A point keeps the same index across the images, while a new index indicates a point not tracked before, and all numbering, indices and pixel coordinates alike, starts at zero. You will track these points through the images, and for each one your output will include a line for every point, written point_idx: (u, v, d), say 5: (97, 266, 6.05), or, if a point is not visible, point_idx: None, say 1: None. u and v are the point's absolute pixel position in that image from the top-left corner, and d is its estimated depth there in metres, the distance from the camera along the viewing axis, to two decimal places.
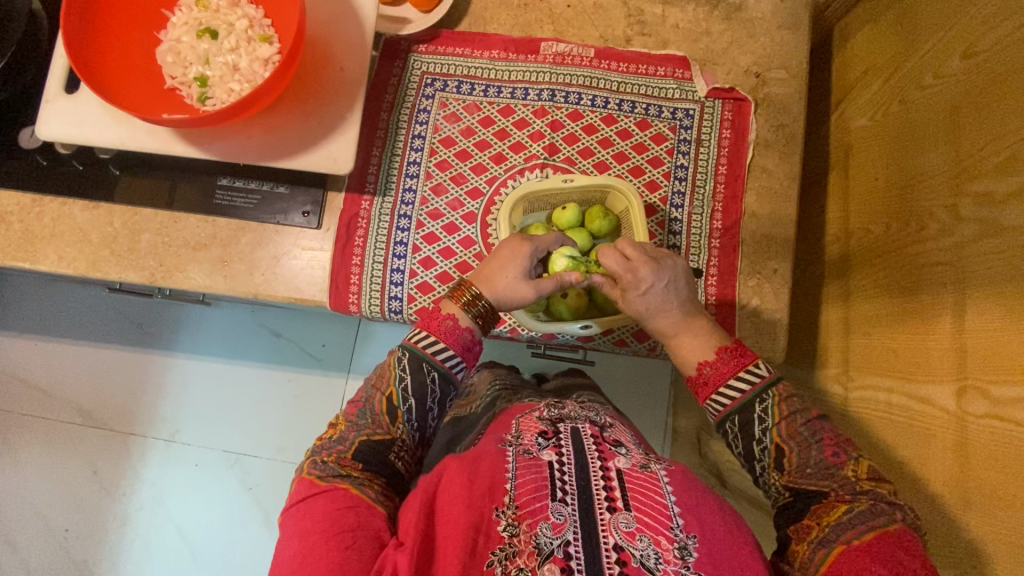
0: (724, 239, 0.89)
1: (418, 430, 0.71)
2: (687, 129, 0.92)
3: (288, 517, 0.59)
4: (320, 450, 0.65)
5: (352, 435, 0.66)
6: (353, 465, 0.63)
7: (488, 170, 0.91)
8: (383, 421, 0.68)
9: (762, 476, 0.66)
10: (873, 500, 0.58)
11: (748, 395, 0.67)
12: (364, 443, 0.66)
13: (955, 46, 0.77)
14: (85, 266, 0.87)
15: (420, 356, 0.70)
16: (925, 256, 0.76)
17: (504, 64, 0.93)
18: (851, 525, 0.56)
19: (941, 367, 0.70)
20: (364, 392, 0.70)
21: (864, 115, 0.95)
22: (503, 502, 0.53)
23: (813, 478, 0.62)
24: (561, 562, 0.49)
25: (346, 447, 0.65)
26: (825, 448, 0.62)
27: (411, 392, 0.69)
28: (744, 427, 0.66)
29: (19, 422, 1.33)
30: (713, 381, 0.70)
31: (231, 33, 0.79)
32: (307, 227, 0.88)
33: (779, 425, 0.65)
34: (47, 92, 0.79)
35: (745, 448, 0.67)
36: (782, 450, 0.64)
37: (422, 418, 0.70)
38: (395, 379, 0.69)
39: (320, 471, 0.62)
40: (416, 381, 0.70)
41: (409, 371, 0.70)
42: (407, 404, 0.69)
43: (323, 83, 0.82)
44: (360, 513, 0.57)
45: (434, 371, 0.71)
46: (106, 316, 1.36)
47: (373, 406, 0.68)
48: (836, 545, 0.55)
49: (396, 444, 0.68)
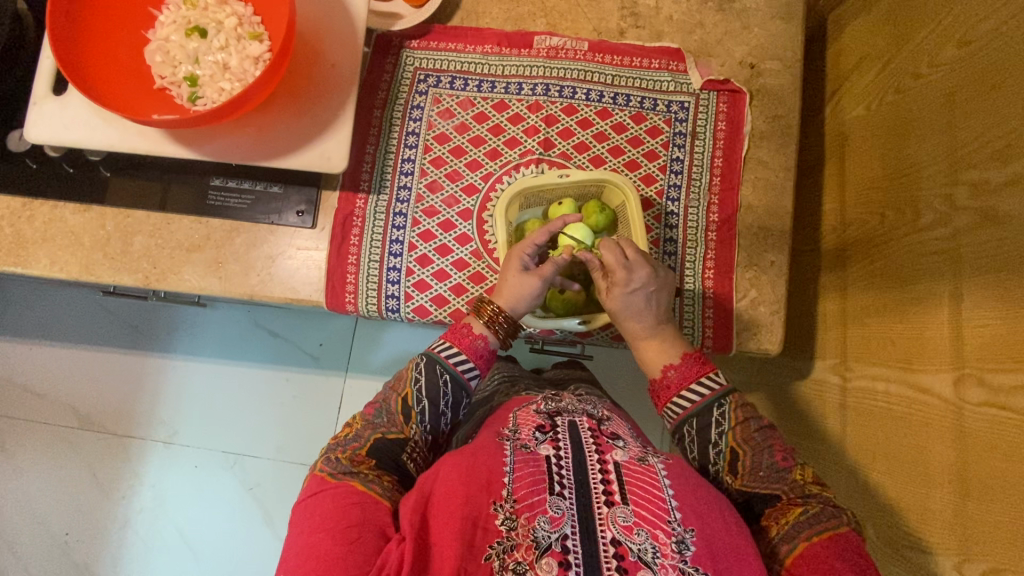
0: (721, 232, 0.89)
1: (432, 433, 0.71)
2: (683, 122, 0.92)
3: (296, 512, 0.59)
4: (335, 446, 0.65)
5: (367, 433, 0.67)
6: (366, 462, 0.63)
7: (482, 166, 0.90)
8: (397, 420, 0.68)
9: (713, 479, 0.67)
10: (822, 504, 0.60)
11: (710, 397, 0.69)
12: (379, 440, 0.66)
13: (952, 33, 0.77)
14: (78, 269, 0.86)
15: (435, 359, 0.71)
16: (921, 244, 0.77)
17: (498, 58, 0.92)
18: (808, 524, 0.58)
19: (938, 355, 0.70)
20: (381, 394, 0.71)
21: (860, 105, 0.95)
22: (501, 496, 0.53)
23: (766, 481, 0.63)
24: (558, 556, 0.49)
25: (361, 444, 0.65)
26: (776, 453, 0.64)
27: (425, 393, 0.70)
28: (701, 432, 0.68)
29: (17, 426, 1.32)
30: (675, 384, 0.71)
31: (220, 31, 0.78)
32: (301, 227, 0.88)
33: (735, 430, 0.66)
34: (34, 93, 0.79)
35: (700, 453, 0.67)
36: (736, 454, 0.66)
37: (435, 421, 0.70)
38: (411, 381, 0.70)
39: (331, 467, 0.62)
40: (430, 384, 0.70)
41: (424, 374, 0.71)
42: (421, 406, 0.69)
43: (315, 81, 0.81)
44: (366, 508, 0.57)
45: (446, 374, 0.71)
46: (101, 319, 1.35)
47: (389, 405, 0.69)
48: (799, 542, 0.57)
49: (409, 445, 0.68)
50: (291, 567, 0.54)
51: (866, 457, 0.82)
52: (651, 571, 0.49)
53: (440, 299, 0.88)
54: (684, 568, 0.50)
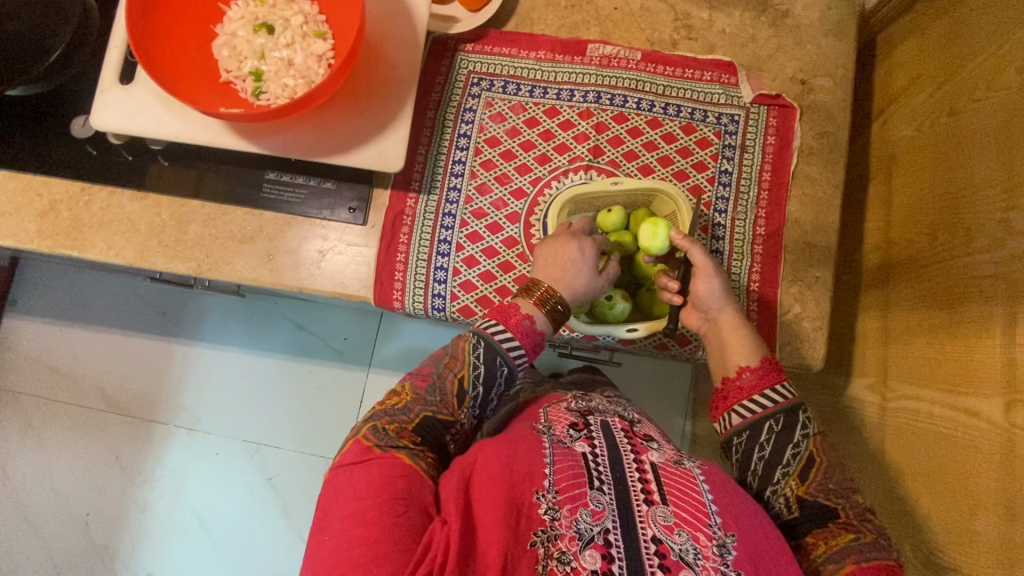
0: (768, 246, 0.89)
1: (475, 417, 0.72)
2: (732, 135, 0.92)
3: (338, 477, 0.59)
4: (382, 416, 0.66)
5: (416, 409, 0.67)
6: (411, 437, 0.64)
7: (532, 170, 0.91)
8: (448, 402, 0.69)
9: (771, 486, 0.67)
10: (876, 534, 0.61)
11: (793, 401, 0.69)
12: (427, 418, 0.67)
13: (1010, 59, 0.77)
14: (133, 255, 0.88)
15: (494, 348, 0.71)
16: (972, 268, 0.77)
17: (550, 65, 0.93)
18: (859, 551, 0.60)
19: (989, 378, 0.70)
20: (433, 368, 0.71)
21: (909, 125, 0.95)
22: (544, 486, 0.54)
23: (830, 494, 0.65)
24: (601, 548, 0.49)
25: (408, 418, 0.66)
26: (845, 471, 0.67)
27: (482, 379, 0.70)
28: (785, 430, 0.68)
29: (44, 405, 1.34)
30: (762, 379, 0.71)
31: (286, 28, 0.80)
32: (353, 223, 0.89)
33: (817, 438, 0.68)
34: (102, 80, 0.80)
35: (775, 450, 0.67)
36: (812, 462, 0.67)
37: (483, 406, 0.72)
38: (469, 365, 0.70)
39: (379, 438, 0.62)
40: (489, 371, 0.71)
41: (483, 361, 0.71)
42: (475, 391, 0.70)
43: (376, 81, 0.82)
44: (413, 484, 0.58)
45: (505, 364, 0.71)
46: (132, 304, 1.37)
47: (443, 385, 0.70)
48: (846, 564, 0.59)
49: (454, 426, 0.69)
50: (336, 529, 0.54)
51: (908, 477, 0.82)
52: (693, 572, 0.49)
53: (486, 300, 0.89)
54: (726, 571, 0.50)
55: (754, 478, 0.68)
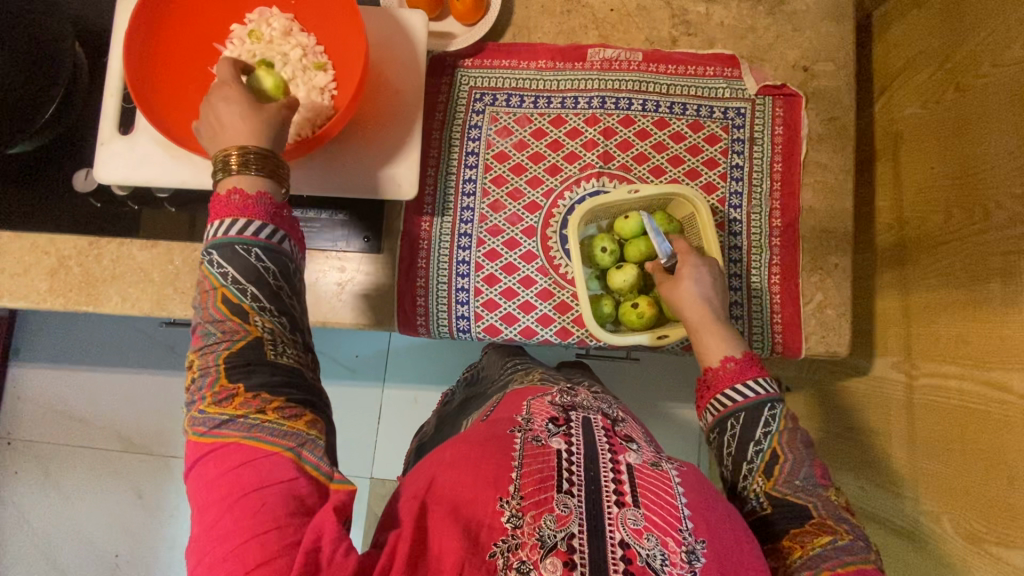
0: (785, 237, 0.89)
1: (287, 312, 0.58)
2: (740, 128, 0.92)
3: (190, 494, 0.51)
4: (194, 400, 0.54)
5: (211, 361, 0.55)
6: (234, 392, 0.53)
7: (543, 182, 0.91)
8: (234, 327, 0.56)
9: (743, 484, 0.66)
10: (852, 534, 0.59)
11: (760, 397, 0.68)
12: (230, 359, 0.54)
13: (1015, 34, 0.77)
14: (150, 305, 0.87)
15: (230, 241, 0.56)
16: (992, 244, 0.77)
17: (552, 73, 0.92)
18: (834, 553, 0.57)
19: (1019, 354, 0.71)
20: (196, 318, 0.57)
21: (913, 103, 0.95)
22: (508, 491, 0.51)
23: (800, 492, 0.63)
24: (563, 555, 0.48)
25: (212, 375, 0.54)
26: (815, 468, 0.65)
27: (241, 279, 0.56)
28: (746, 427, 0.67)
29: (62, 452, 1.33)
30: (727, 376, 0.70)
31: (286, 63, 0.77)
32: (369, 252, 0.88)
33: (782, 434, 0.66)
34: (101, 133, 0.78)
35: (739, 448, 0.66)
36: (776, 458, 0.65)
37: (280, 303, 0.57)
38: (217, 278, 0.56)
39: (202, 424, 0.52)
40: (243, 267, 0.56)
41: (228, 261, 0.56)
42: (247, 293, 0.56)
43: (381, 108, 0.81)
44: (259, 465, 0.49)
45: (255, 249, 0.57)
46: (139, 343, 1.35)
47: (213, 319, 0.56)
48: (822, 570, 0.56)
49: (267, 341, 0.56)
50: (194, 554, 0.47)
51: (942, 453, 0.83)
52: None
53: (510, 318, 0.89)
54: None
55: (728, 476, 0.67)
